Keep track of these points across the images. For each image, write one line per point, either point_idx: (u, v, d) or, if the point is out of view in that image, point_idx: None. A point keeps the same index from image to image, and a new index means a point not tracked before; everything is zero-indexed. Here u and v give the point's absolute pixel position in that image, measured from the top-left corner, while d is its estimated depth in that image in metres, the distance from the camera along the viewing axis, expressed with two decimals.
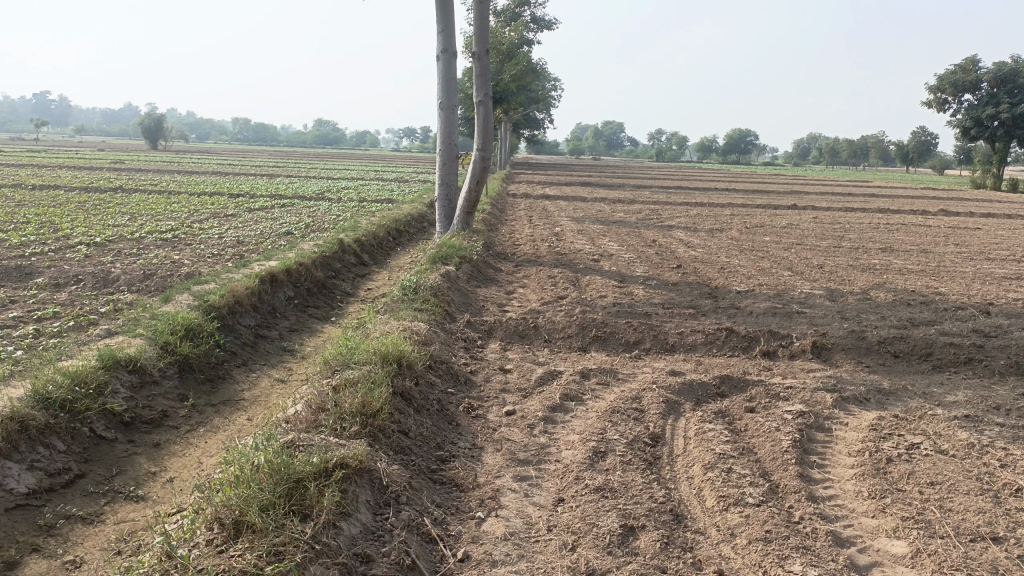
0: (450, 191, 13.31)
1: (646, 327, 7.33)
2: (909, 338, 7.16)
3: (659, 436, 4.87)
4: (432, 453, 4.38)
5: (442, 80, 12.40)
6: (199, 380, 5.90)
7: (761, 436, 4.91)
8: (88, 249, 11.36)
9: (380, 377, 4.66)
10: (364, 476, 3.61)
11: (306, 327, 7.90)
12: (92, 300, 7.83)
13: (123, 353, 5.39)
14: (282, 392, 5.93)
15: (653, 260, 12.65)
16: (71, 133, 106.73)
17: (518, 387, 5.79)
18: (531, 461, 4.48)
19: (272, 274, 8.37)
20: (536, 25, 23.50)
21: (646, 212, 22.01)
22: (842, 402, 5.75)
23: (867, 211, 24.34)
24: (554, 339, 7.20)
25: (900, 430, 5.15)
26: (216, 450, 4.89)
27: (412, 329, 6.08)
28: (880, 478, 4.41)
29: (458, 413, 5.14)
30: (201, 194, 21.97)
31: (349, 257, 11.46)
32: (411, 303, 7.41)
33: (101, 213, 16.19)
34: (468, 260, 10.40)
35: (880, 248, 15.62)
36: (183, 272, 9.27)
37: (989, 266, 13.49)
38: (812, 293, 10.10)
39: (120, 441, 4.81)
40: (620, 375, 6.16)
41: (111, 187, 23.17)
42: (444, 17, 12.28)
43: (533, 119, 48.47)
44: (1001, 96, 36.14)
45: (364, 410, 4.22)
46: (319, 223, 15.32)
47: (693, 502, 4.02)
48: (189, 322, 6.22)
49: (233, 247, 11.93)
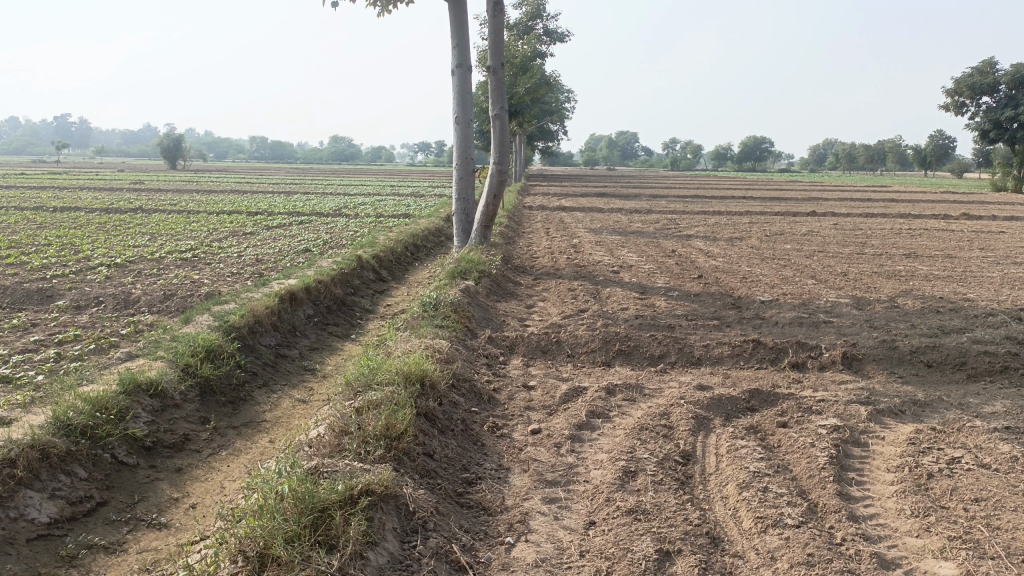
0: (468, 206, 13.23)
1: (671, 339, 7.21)
2: (942, 347, 6.98)
3: (690, 454, 4.74)
4: (457, 476, 4.28)
5: (458, 95, 12.36)
6: (221, 402, 5.84)
7: (795, 453, 4.77)
8: (109, 270, 11.40)
9: (403, 398, 4.56)
10: (390, 503, 3.52)
11: (326, 345, 7.84)
12: (113, 322, 7.82)
13: (144, 377, 5.33)
14: (304, 413, 5.86)
15: (674, 271, 12.52)
16: (90, 154, 108.22)
17: (543, 405, 5.67)
18: (559, 482, 4.37)
19: (291, 292, 8.33)
20: (549, 37, 23.50)
21: (664, 222, 21.86)
22: (877, 415, 5.59)
23: (888, 216, 24.03)
24: (577, 354, 7.08)
25: (940, 444, 4.99)
26: (238, 474, 4.82)
27: (434, 347, 6.00)
28: (922, 495, 4.26)
29: (482, 433, 5.03)
30: (219, 213, 22.10)
31: (368, 274, 11.42)
32: (432, 319, 7.33)
33: (121, 233, 16.29)
34: (487, 274, 10.31)
35: (904, 254, 15.38)
36: (203, 292, 9.26)
37: (1017, 270, 13.23)
38: (838, 301, 9.93)
39: (142, 467, 4.74)
40: (646, 390, 6.03)
41: (130, 207, 23.35)
42: (459, 32, 12.25)
43: (547, 131, 48.41)
44: (1020, 98, 35.68)
45: (388, 433, 4.13)
46: (336, 240, 15.32)
47: (729, 524, 3.89)
48: (209, 343, 6.16)
49: (252, 265, 11.94)
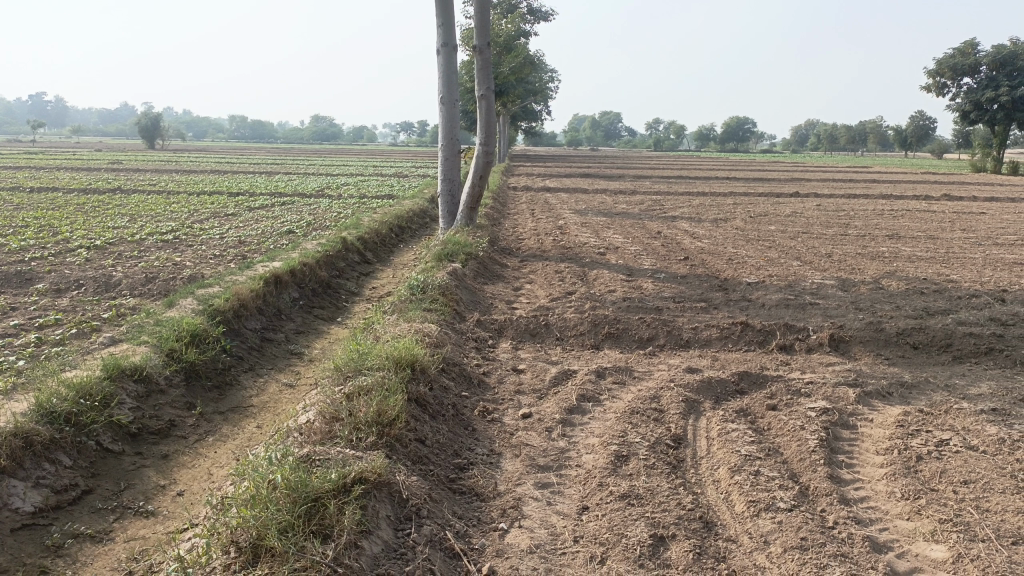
0: (453, 187, 13.12)
1: (659, 322, 7.20)
2: (928, 329, 7.02)
3: (681, 437, 4.74)
4: (449, 462, 4.25)
5: (443, 75, 12.22)
6: (206, 387, 5.77)
7: (786, 436, 4.78)
8: (89, 252, 11.22)
9: (394, 384, 4.51)
10: (383, 490, 3.48)
11: (313, 328, 7.76)
12: (94, 305, 7.69)
13: (128, 362, 5.25)
14: (292, 398, 5.80)
15: (660, 253, 12.51)
16: (66, 133, 106.49)
17: (533, 388, 5.65)
18: (552, 467, 4.35)
19: (276, 275, 8.23)
20: (533, 17, 23.29)
21: (649, 203, 21.86)
22: (865, 398, 5.61)
23: (871, 197, 24.16)
24: (566, 337, 7.06)
25: (928, 426, 5.02)
26: (226, 460, 4.76)
27: (423, 331, 5.95)
28: (911, 477, 4.28)
29: (473, 417, 5.00)
30: (200, 194, 21.82)
31: (353, 256, 11.32)
32: (419, 302, 7.27)
33: (100, 214, 16.03)
34: (474, 256, 10.24)
35: (887, 235, 15.47)
36: (186, 275, 9.13)
37: (999, 251, 13.34)
38: (823, 283, 9.96)
39: (128, 454, 4.67)
40: (636, 373, 6.02)
41: (109, 188, 23.00)
42: (444, 11, 12.09)
43: (531, 111, 48.14)
44: (1001, 79, 35.86)
45: (379, 419, 4.08)
46: (320, 221, 15.16)
47: (722, 508, 3.89)
48: (194, 327, 6.07)
49: (235, 247, 11.79)
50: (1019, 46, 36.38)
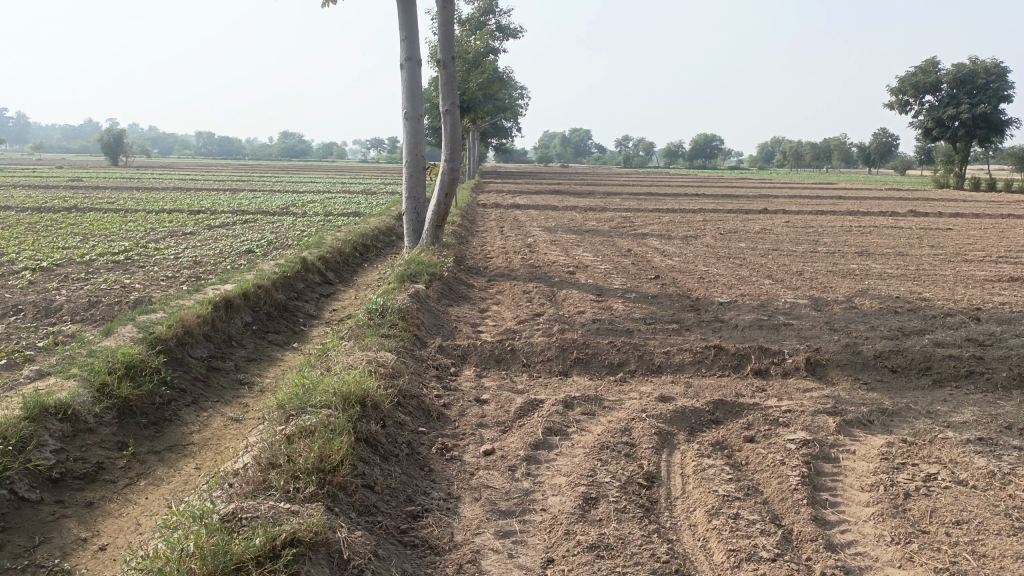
0: (418, 204, 12.76)
1: (630, 346, 6.88)
2: (907, 351, 6.79)
3: (654, 475, 4.41)
4: (401, 509, 3.87)
5: (407, 90, 11.88)
6: (142, 424, 5.32)
7: (765, 472, 4.46)
8: (33, 275, 10.65)
9: (340, 424, 4.13)
10: (320, 551, 3.09)
11: (265, 355, 7.33)
12: (31, 332, 7.20)
13: (52, 400, 4.80)
14: (237, 434, 5.38)
15: (630, 271, 12.24)
16: (25, 151, 104.67)
17: (496, 421, 5.29)
18: (514, 512, 3.99)
19: (227, 299, 7.80)
20: (501, 33, 23.12)
21: (619, 220, 21.66)
22: (846, 427, 5.33)
23: (838, 213, 24.22)
24: (533, 363, 6.70)
25: (913, 458, 4.75)
26: (158, 508, 4.34)
27: (378, 361, 5.56)
28: (901, 518, 3.99)
29: (430, 455, 4.63)
30: (159, 211, 21.21)
31: (313, 276, 10.90)
32: (377, 327, 6.88)
33: (51, 234, 15.39)
34: (439, 277, 9.87)
35: (857, 252, 15.38)
36: (132, 298, 8.63)
37: (969, 268, 13.28)
38: (797, 302, 9.74)
39: (46, 503, 4.21)
40: (606, 403, 5.68)
41: (65, 206, 22.24)
42: (407, 25, 11.76)
43: (501, 127, 47.93)
44: (962, 96, 36.50)
45: (322, 465, 3.71)
46: (282, 240, 14.70)
47: (699, 557, 3.56)
48: (131, 358, 5.63)
49: (189, 268, 11.30)
50: (979, 64, 37.06)
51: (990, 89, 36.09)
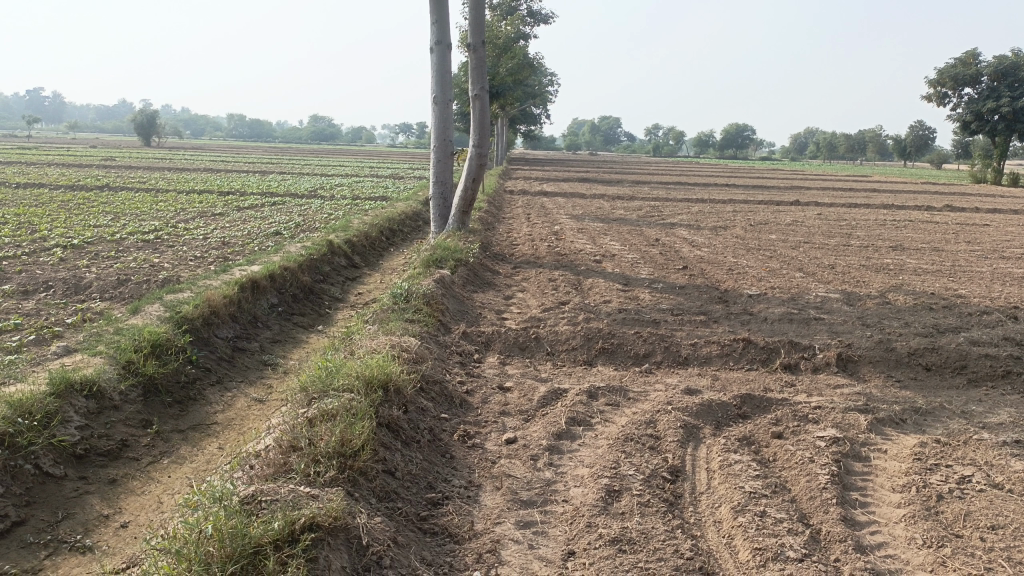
0: (445, 190, 12.70)
1: (657, 337, 6.78)
2: (941, 349, 6.62)
3: (679, 469, 4.32)
4: (422, 496, 3.83)
5: (436, 74, 11.80)
6: (166, 403, 5.34)
7: (793, 469, 4.35)
8: (65, 252, 10.76)
9: (362, 408, 4.10)
10: (339, 537, 3.06)
11: (290, 337, 7.34)
12: (61, 309, 7.27)
13: (78, 377, 4.82)
14: (260, 415, 5.38)
15: (658, 261, 12.10)
16: (61, 130, 106.36)
17: (519, 409, 5.23)
18: (535, 502, 3.93)
19: (253, 280, 7.82)
20: (533, 19, 22.95)
21: (647, 209, 21.46)
22: (877, 425, 5.20)
23: (871, 206, 23.78)
24: (557, 352, 6.63)
25: (947, 459, 4.62)
26: (180, 487, 4.34)
27: (401, 346, 5.52)
28: (933, 520, 3.87)
29: (452, 442, 4.59)
30: (189, 192, 21.39)
31: (339, 259, 10.90)
32: (402, 312, 6.85)
33: (84, 212, 15.58)
34: (464, 263, 9.82)
35: (891, 246, 15.07)
36: (161, 277, 8.68)
37: (1006, 265, 12.96)
38: (828, 296, 9.55)
39: (70, 479, 4.24)
40: (631, 394, 5.60)
41: (98, 184, 22.51)
42: (439, 8, 11.67)
43: (529, 114, 47.69)
44: (1003, 90, 35.60)
45: (342, 450, 3.68)
46: (309, 223, 14.74)
47: (723, 555, 3.48)
48: (157, 336, 5.64)
49: (217, 248, 11.35)
50: (1022, 57, 36.10)
51: None
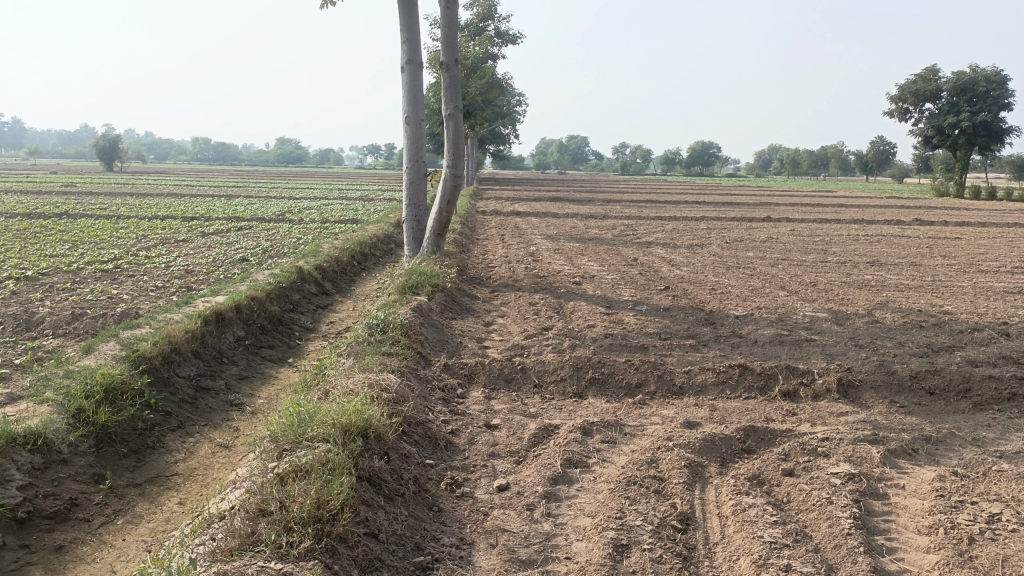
0: (419, 212, 12.30)
1: (649, 366, 6.43)
2: (943, 372, 6.34)
3: (689, 516, 3.97)
4: (409, 560, 3.43)
5: (407, 93, 11.45)
6: (122, 453, 4.87)
7: (811, 512, 4.02)
8: (17, 285, 10.16)
9: (340, 461, 3.70)
10: None
11: (258, 373, 6.87)
12: (10, 347, 6.76)
13: (21, 429, 4.34)
14: (226, 463, 4.93)
15: (639, 282, 11.82)
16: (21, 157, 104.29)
17: (509, 450, 4.84)
18: (536, 561, 3.54)
19: (218, 312, 7.36)
20: (500, 39, 22.76)
21: (621, 228, 21.23)
22: (891, 457, 4.88)
23: (842, 222, 23.85)
24: (545, 384, 6.25)
25: (971, 496, 4.31)
26: (136, 552, 3.88)
27: (380, 384, 5.10)
28: (970, 568, 3.55)
29: (439, 493, 4.19)
30: (151, 218, 20.69)
31: (309, 286, 10.45)
32: (378, 345, 6.42)
33: (39, 241, 14.92)
34: (441, 289, 9.43)
35: (869, 262, 14.94)
36: (118, 310, 8.17)
37: (985, 279, 12.87)
38: (816, 316, 9.31)
39: (9, 548, 3.76)
40: (627, 429, 5.24)
41: (56, 212, 21.75)
42: (408, 27, 11.34)
43: (498, 134, 47.65)
44: (962, 104, 36.20)
45: (319, 513, 3.28)
46: (277, 248, 14.24)
47: None
48: (110, 380, 5.17)
49: (180, 278, 10.83)
50: (979, 73, 36.84)
51: (990, 97, 35.78)
